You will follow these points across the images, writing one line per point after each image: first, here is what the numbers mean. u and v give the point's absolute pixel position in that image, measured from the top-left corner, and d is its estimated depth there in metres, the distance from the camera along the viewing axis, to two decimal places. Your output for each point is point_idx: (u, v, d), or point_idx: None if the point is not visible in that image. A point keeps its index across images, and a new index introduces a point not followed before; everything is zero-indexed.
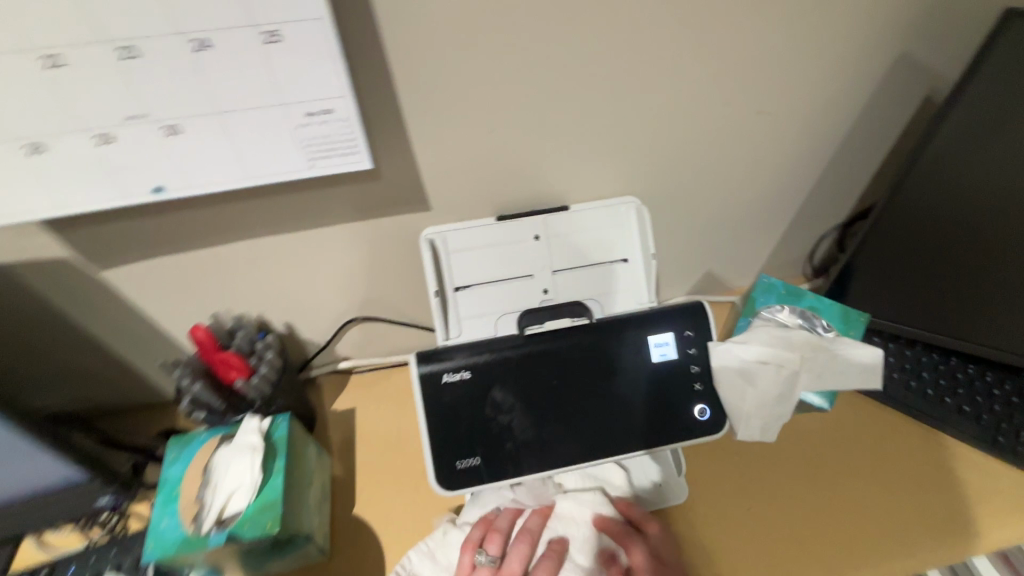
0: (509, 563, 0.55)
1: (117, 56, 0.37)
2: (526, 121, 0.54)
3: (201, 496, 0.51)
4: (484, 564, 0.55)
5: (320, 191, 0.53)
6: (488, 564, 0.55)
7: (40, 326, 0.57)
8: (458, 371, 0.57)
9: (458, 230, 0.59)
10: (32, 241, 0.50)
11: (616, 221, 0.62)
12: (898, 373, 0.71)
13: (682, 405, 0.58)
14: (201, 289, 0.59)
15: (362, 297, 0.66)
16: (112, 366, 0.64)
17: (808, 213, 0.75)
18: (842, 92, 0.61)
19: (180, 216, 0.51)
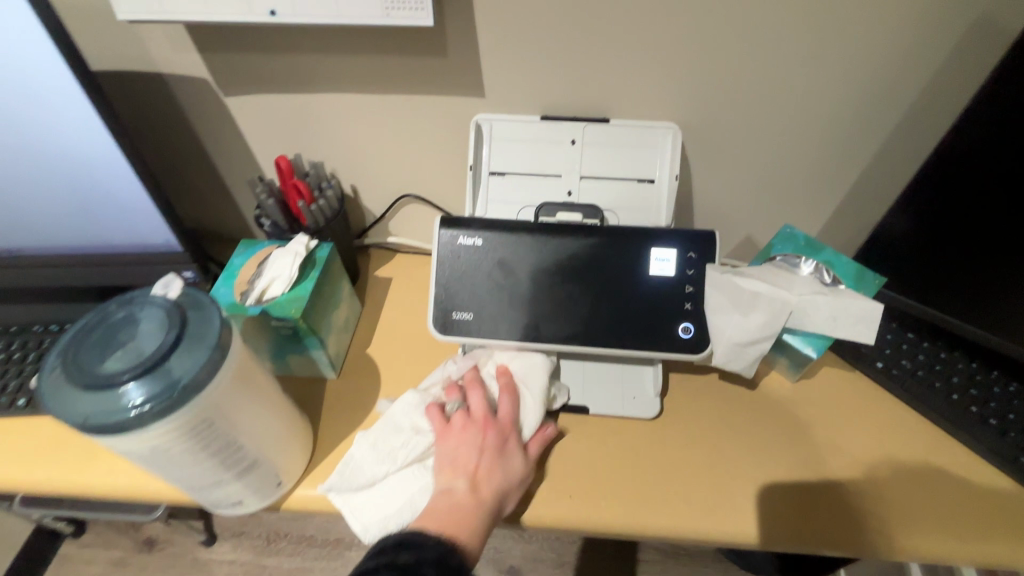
0: (477, 402, 0.60)
1: None
2: (583, 26, 0.59)
3: (252, 280, 0.63)
4: (454, 411, 0.60)
5: (398, 58, 0.62)
6: (457, 411, 0.60)
7: (170, 137, 0.72)
8: (472, 238, 0.64)
9: (505, 120, 0.67)
10: (178, 58, 0.64)
11: (651, 143, 0.66)
12: (923, 372, 0.67)
13: (669, 319, 0.61)
14: (291, 132, 0.71)
15: (417, 175, 0.76)
16: (213, 190, 0.78)
17: (872, 193, 0.71)
18: (921, 54, 0.58)
19: (285, 56, 0.63)
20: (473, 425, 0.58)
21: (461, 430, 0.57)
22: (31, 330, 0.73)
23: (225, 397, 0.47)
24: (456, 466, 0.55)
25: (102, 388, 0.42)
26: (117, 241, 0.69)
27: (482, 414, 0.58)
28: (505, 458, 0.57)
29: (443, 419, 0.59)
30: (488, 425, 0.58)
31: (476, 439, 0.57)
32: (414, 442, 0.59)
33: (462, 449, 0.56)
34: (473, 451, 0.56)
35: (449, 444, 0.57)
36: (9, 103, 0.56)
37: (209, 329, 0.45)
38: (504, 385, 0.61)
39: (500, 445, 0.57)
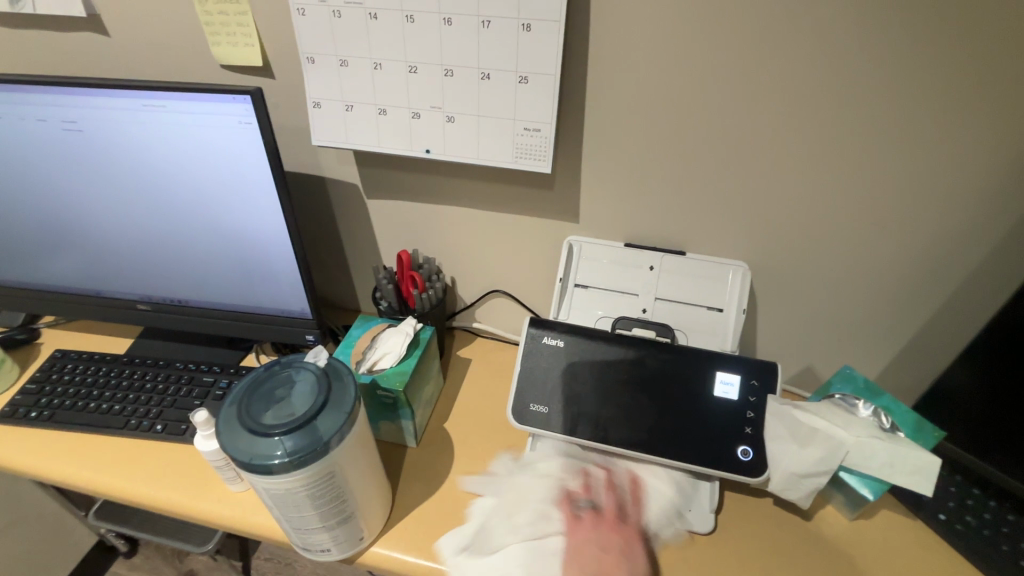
0: (606, 502, 0.66)
1: (442, 75, 0.64)
2: (669, 178, 0.71)
3: (366, 352, 0.75)
4: (585, 508, 0.65)
5: (513, 186, 0.76)
6: (587, 507, 0.65)
7: (316, 225, 0.89)
8: (556, 339, 0.73)
9: (594, 243, 0.78)
10: (341, 169, 0.80)
11: (722, 277, 0.75)
12: (988, 530, 0.67)
13: (730, 439, 0.66)
14: (412, 231, 0.86)
15: (509, 276, 0.88)
16: (338, 267, 0.94)
17: (932, 344, 0.75)
18: (979, 233, 0.65)
19: (424, 175, 0.78)
20: (604, 525, 0.64)
21: (592, 527, 0.63)
22: (174, 365, 0.88)
23: (344, 456, 0.57)
24: (587, 560, 0.61)
25: (262, 434, 0.52)
26: (262, 305, 0.82)
27: (612, 517, 0.65)
28: (631, 557, 0.62)
29: (574, 515, 0.64)
30: (615, 526, 0.64)
31: (604, 537, 0.63)
32: (538, 524, 0.64)
33: (592, 547, 0.62)
34: (602, 548, 0.62)
35: (578, 537, 0.62)
36: (219, 196, 0.72)
37: (346, 398, 0.56)
38: (635, 493, 0.68)
39: (626, 548, 0.63)
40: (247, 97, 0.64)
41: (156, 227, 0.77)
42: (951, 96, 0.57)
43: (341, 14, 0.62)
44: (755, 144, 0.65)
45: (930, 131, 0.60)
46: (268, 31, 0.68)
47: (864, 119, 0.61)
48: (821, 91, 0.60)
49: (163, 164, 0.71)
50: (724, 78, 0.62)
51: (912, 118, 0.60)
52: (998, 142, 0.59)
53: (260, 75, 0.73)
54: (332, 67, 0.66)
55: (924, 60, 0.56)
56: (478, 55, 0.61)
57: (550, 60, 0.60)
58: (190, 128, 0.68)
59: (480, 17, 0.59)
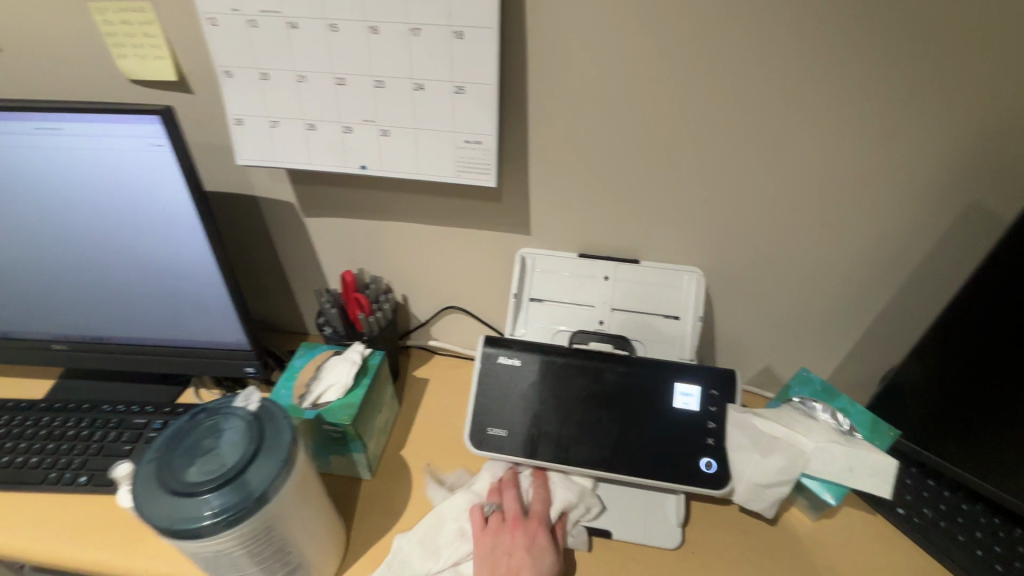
0: (509, 502, 0.65)
1: (373, 86, 0.59)
2: (620, 186, 0.69)
3: (311, 384, 0.70)
4: (492, 513, 0.65)
5: (459, 199, 0.73)
6: (495, 512, 0.65)
7: (253, 248, 0.83)
8: (512, 357, 0.70)
9: (548, 255, 0.76)
10: (274, 187, 0.75)
11: (677, 284, 0.74)
12: (946, 523, 0.68)
13: (692, 451, 0.64)
14: (357, 249, 0.81)
15: (463, 291, 0.84)
16: (281, 290, 0.88)
17: (883, 339, 0.76)
18: (920, 229, 0.66)
19: (364, 190, 0.73)
20: (507, 526, 0.63)
21: (496, 532, 0.63)
22: (100, 407, 0.80)
23: (285, 506, 0.52)
24: (491, 568, 0.60)
25: (185, 494, 0.47)
26: (194, 337, 0.76)
27: (515, 516, 0.64)
28: (536, 555, 0.60)
29: (483, 521, 0.64)
30: (518, 525, 0.63)
31: (508, 540, 0.62)
32: (458, 546, 0.64)
33: (497, 552, 0.61)
34: (505, 552, 0.60)
35: (486, 545, 0.62)
36: (136, 223, 0.66)
37: (281, 443, 0.52)
38: (538, 485, 0.67)
39: (530, 542, 0.61)
40: (156, 116, 0.58)
41: (65, 260, 0.70)
42: (890, 99, 0.58)
43: (257, 24, 0.57)
44: (701, 149, 0.64)
45: (869, 131, 0.60)
46: (181, 43, 0.63)
47: (805, 122, 0.60)
48: (764, 95, 0.59)
49: (68, 192, 0.64)
50: (669, 85, 0.60)
51: (849, 120, 0.60)
52: (933, 143, 0.60)
53: (175, 90, 0.67)
54: (253, 81, 0.61)
55: (859, 62, 0.56)
56: (409, 65, 0.57)
57: (486, 69, 0.56)
58: (95, 152, 0.61)
59: (408, 24, 0.55)
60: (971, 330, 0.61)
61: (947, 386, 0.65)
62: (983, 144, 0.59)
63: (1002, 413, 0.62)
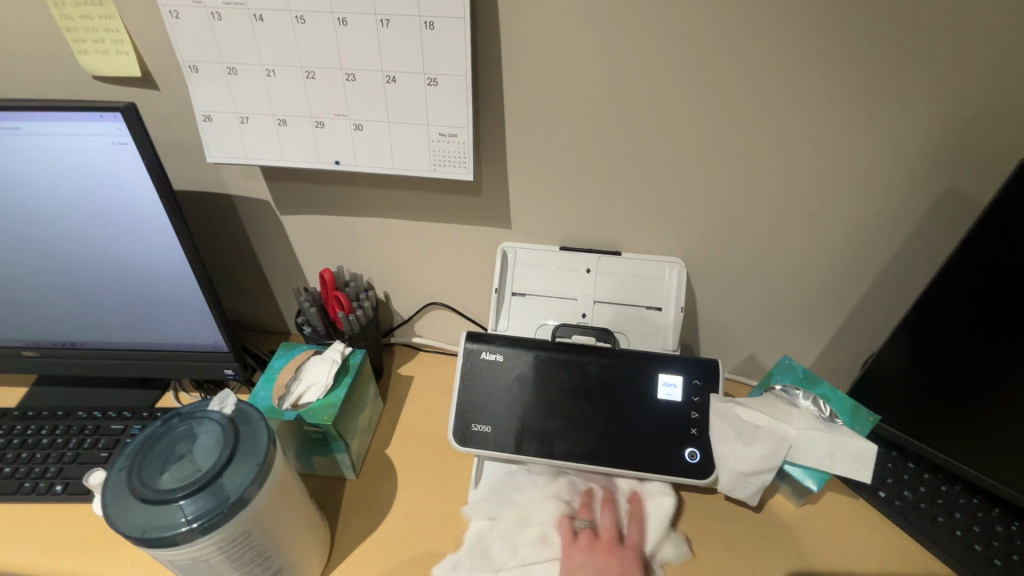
0: (604, 523, 0.63)
1: (343, 79, 0.58)
2: (598, 177, 0.68)
3: (290, 385, 0.69)
4: (582, 527, 0.63)
5: (438, 194, 0.71)
6: (585, 528, 0.63)
7: (229, 247, 0.81)
8: (494, 353, 0.69)
9: (529, 248, 0.75)
10: (248, 185, 0.73)
11: (659, 275, 0.74)
12: (925, 505, 0.69)
13: (675, 442, 0.65)
14: (336, 246, 0.80)
15: (445, 287, 0.83)
16: (260, 290, 0.86)
17: (863, 324, 0.77)
18: (896, 215, 0.66)
19: (340, 187, 0.72)
20: (599, 546, 0.61)
21: (587, 548, 0.61)
22: (75, 414, 0.78)
23: (264, 510, 0.51)
24: None
25: (159, 502, 0.46)
26: (170, 341, 0.74)
27: (609, 538, 0.61)
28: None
29: (572, 532, 0.62)
30: (612, 550, 0.60)
31: (599, 560, 0.59)
32: (539, 549, 0.62)
33: (586, 571, 0.59)
34: (597, 574, 0.58)
35: (574, 560, 0.60)
36: (104, 225, 0.64)
37: (257, 446, 0.51)
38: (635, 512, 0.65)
39: (624, 573, 0.59)
40: (117, 113, 0.56)
41: (31, 264, 0.67)
42: (863, 85, 0.57)
43: (222, 17, 0.55)
44: (678, 139, 0.64)
45: (843, 118, 0.60)
46: (143, 38, 0.61)
47: (779, 110, 0.60)
48: (739, 83, 0.59)
49: (31, 193, 0.62)
50: (644, 75, 0.59)
51: (823, 107, 0.59)
52: (907, 129, 0.60)
53: (140, 86, 0.65)
54: (220, 76, 0.59)
55: (831, 49, 0.56)
56: (381, 57, 0.56)
57: (459, 60, 0.55)
58: (57, 152, 0.59)
59: (378, 15, 0.54)
60: (945, 314, 0.62)
61: (925, 370, 0.65)
62: (956, 130, 0.59)
63: (978, 395, 0.62)
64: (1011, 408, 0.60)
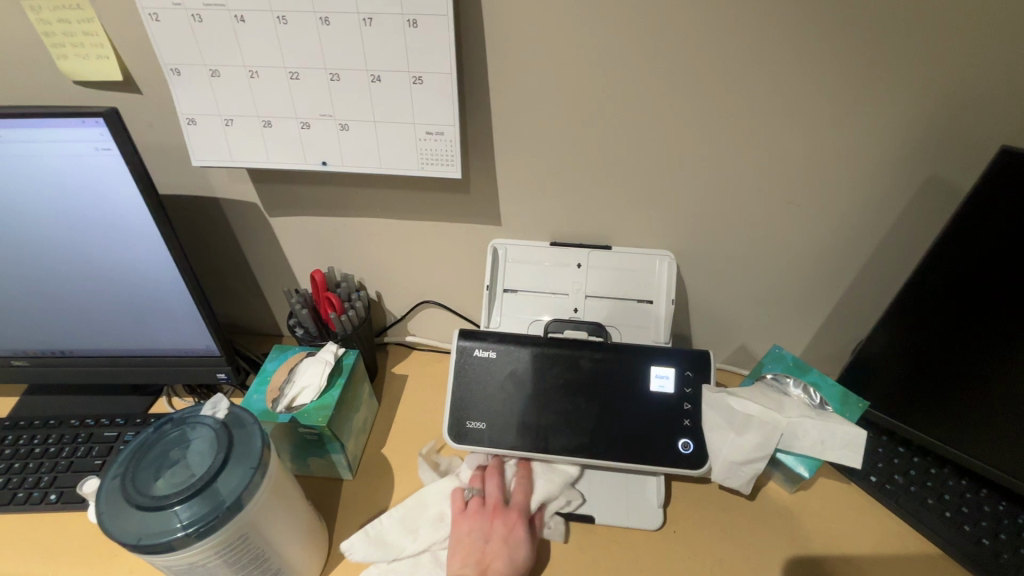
0: (490, 490, 0.66)
1: (327, 79, 0.58)
2: (586, 172, 0.68)
3: (284, 387, 0.69)
4: (472, 498, 0.66)
5: (427, 192, 0.71)
6: (473, 497, 0.67)
7: (219, 251, 0.80)
8: (487, 350, 0.69)
9: (520, 245, 0.75)
10: (236, 188, 0.73)
11: (650, 268, 0.74)
12: (915, 487, 0.70)
13: (669, 433, 0.65)
14: (326, 247, 0.79)
15: (438, 286, 0.83)
16: (251, 292, 0.86)
17: (853, 312, 0.77)
18: (883, 202, 0.67)
19: (328, 187, 0.72)
20: (486, 512, 0.64)
21: (474, 516, 0.64)
22: (68, 422, 0.78)
23: (260, 513, 0.51)
24: (464, 552, 0.62)
25: (154, 508, 0.46)
26: (160, 346, 0.74)
27: (494, 503, 0.65)
28: (512, 547, 0.62)
29: (461, 504, 0.66)
30: (497, 514, 0.64)
31: (484, 526, 0.63)
32: (436, 528, 0.66)
33: (472, 537, 0.63)
34: (481, 540, 0.62)
35: (461, 529, 0.64)
36: (89, 231, 0.63)
37: (251, 450, 0.50)
38: (522, 475, 0.67)
39: (507, 532, 0.63)
40: (99, 119, 0.56)
41: (17, 273, 0.67)
42: (848, 74, 0.58)
43: (202, 18, 0.55)
44: (665, 132, 0.64)
45: (830, 107, 0.60)
46: (123, 42, 0.60)
47: (766, 101, 0.60)
48: (725, 75, 0.59)
49: (13, 201, 0.61)
50: (631, 67, 0.59)
51: (810, 96, 0.60)
52: (892, 116, 0.60)
53: (123, 91, 0.64)
54: (202, 78, 0.59)
55: (817, 38, 0.56)
56: (363, 56, 0.56)
57: (442, 58, 0.55)
58: (39, 159, 0.58)
59: (359, 14, 0.53)
60: (934, 299, 0.62)
61: (913, 355, 0.66)
62: (941, 117, 0.59)
63: (966, 378, 0.63)
64: (998, 390, 0.61)
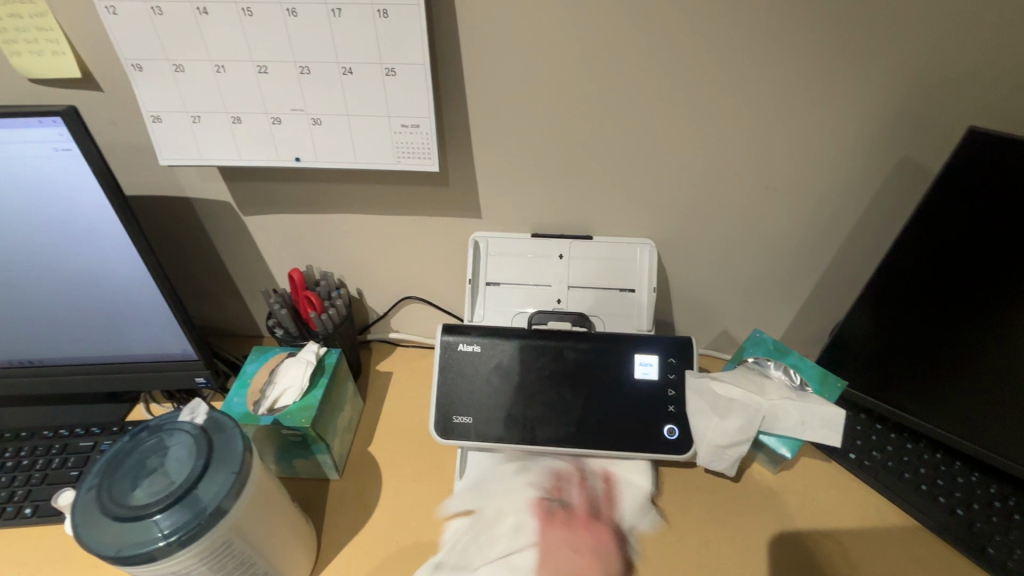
0: (576, 500, 0.65)
1: (297, 72, 0.56)
2: (564, 162, 0.68)
3: (265, 389, 0.68)
4: (556, 507, 0.64)
5: (404, 186, 0.70)
6: (558, 506, 0.64)
7: (192, 252, 0.78)
8: (471, 344, 0.69)
9: (500, 237, 0.75)
10: (207, 187, 0.71)
11: (631, 257, 0.74)
12: (893, 463, 0.72)
13: (654, 420, 0.66)
14: (303, 245, 0.78)
15: (419, 281, 0.82)
16: (228, 294, 0.84)
17: (829, 294, 0.79)
18: (855, 185, 0.68)
19: (303, 183, 0.70)
20: (575, 522, 0.63)
21: (561, 525, 0.62)
22: (40, 433, 0.75)
23: (244, 518, 0.50)
24: (557, 559, 0.59)
25: (133, 518, 0.45)
26: (136, 352, 0.72)
27: (583, 513, 0.64)
28: (605, 559, 0.61)
29: (545, 514, 0.63)
30: (586, 525, 0.63)
31: (575, 535, 0.62)
32: (513, 538, 0.62)
33: (564, 548, 0.60)
34: (573, 550, 0.60)
35: (551, 538, 0.61)
36: (54, 236, 0.61)
37: (233, 455, 0.49)
38: (605, 488, 0.68)
39: (598, 548, 0.61)
40: (57, 118, 0.54)
41: None
42: (818, 59, 0.58)
43: (163, 11, 0.53)
44: (640, 121, 0.64)
45: (800, 92, 0.61)
46: (80, 37, 0.57)
47: (739, 87, 0.61)
48: (698, 63, 0.59)
49: None
50: (605, 56, 0.59)
51: (781, 81, 0.60)
52: (861, 100, 0.61)
53: (82, 88, 0.61)
54: (166, 74, 0.57)
55: (786, 23, 0.56)
56: (335, 48, 0.54)
57: (416, 49, 0.54)
58: None
59: (328, 5, 0.52)
60: (908, 279, 0.64)
61: (889, 334, 0.68)
62: (908, 100, 0.61)
63: (939, 355, 0.65)
64: (969, 365, 0.63)
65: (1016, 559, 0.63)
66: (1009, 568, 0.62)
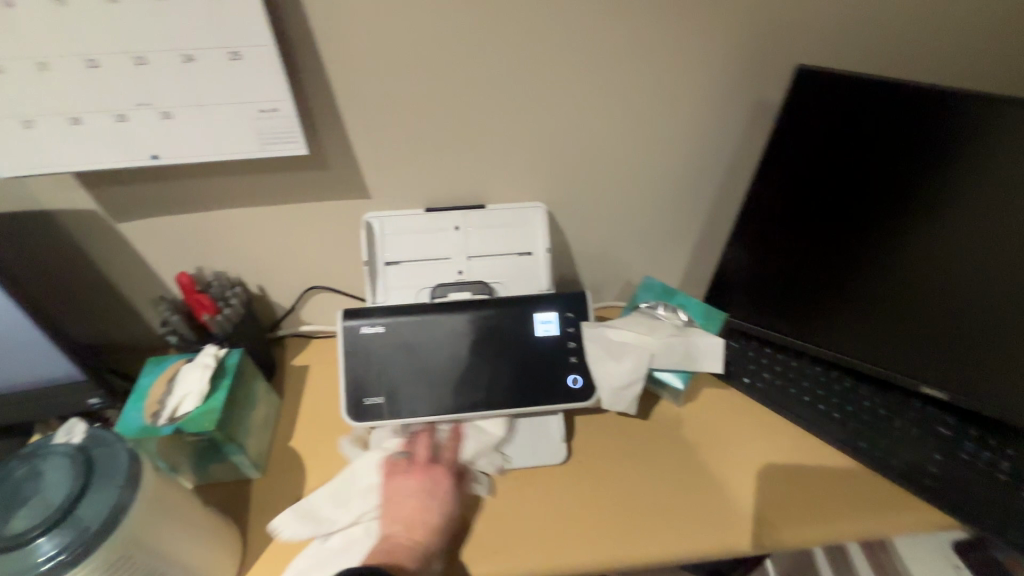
0: (420, 449, 0.68)
1: (133, 63, 0.53)
2: (442, 133, 0.68)
3: (163, 399, 0.65)
4: (400, 458, 0.68)
5: (282, 173, 0.68)
6: (404, 458, 0.68)
7: (64, 267, 0.73)
8: (375, 325, 0.69)
9: (394, 216, 0.74)
10: (64, 196, 0.66)
11: (525, 221, 0.76)
12: (780, 381, 0.80)
13: (558, 374, 0.69)
14: (189, 247, 0.74)
15: (320, 269, 0.81)
16: (116, 307, 0.79)
17: (713, 235, 0.84)
18: (719, 130, 0.72)
19: (172, 182, 0.67)
20: (413, 470, 0.67)
21: (403, 474, 0.66)
22: None
23: (142, 528, 0.49)
24: (392, 509, 0.64)
25: (10, 549, 0.44)
26: (12, 379, 0.67)
27: (423, 461, 0.67)
28: (439, 500, 0.64)
29: (392, 463, 0.68)
30: (424, 470, 0.66)
31: (413, 482, 0.65)
32: (366, 497, 0.67)
33: (402, 497, 0.64)
34: (408, 494, 0.64)
35: (391, 488, 0.66)
36: None
37: (116, 468, 0.48)
38: (451, 440, 0.70)
39: (432, 488, 0.65)
40: None
41: None
42: (663, 12, 0.61)
43: None
44: (509, 86, 0.65)
45: (653, 45, 0.63)
46: None
47: (595, 44, 0.62)
48: (552, 23, 0.60)
49: None
50: (460, 23, 0.59)
51: (634, 36, 0.62)
52: (710, 49, 0.64)
53: None
54: None
55: None
56: (169, 34, 0.52)
57: (257, 29, 0.52)
58: None
59: None
60: (772, 212, 0.70)
61: (764, 264, 0.74)
62: (750, 46, 0.65)
63: (806, 278, 0.71)
64: (832, 284, 0.70)
65: (880, 448, 0.72)
66: (877, 456, 0.71)
